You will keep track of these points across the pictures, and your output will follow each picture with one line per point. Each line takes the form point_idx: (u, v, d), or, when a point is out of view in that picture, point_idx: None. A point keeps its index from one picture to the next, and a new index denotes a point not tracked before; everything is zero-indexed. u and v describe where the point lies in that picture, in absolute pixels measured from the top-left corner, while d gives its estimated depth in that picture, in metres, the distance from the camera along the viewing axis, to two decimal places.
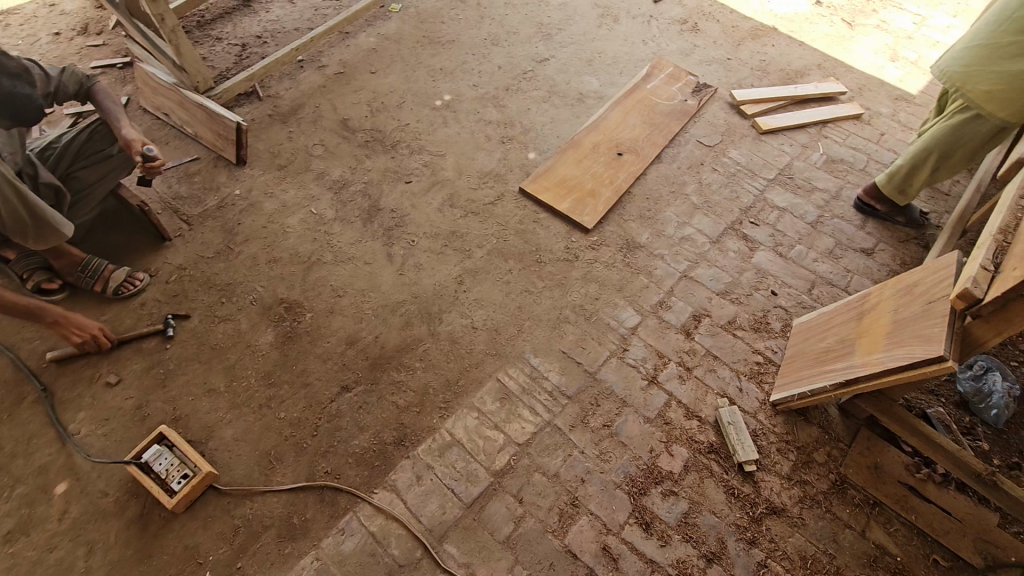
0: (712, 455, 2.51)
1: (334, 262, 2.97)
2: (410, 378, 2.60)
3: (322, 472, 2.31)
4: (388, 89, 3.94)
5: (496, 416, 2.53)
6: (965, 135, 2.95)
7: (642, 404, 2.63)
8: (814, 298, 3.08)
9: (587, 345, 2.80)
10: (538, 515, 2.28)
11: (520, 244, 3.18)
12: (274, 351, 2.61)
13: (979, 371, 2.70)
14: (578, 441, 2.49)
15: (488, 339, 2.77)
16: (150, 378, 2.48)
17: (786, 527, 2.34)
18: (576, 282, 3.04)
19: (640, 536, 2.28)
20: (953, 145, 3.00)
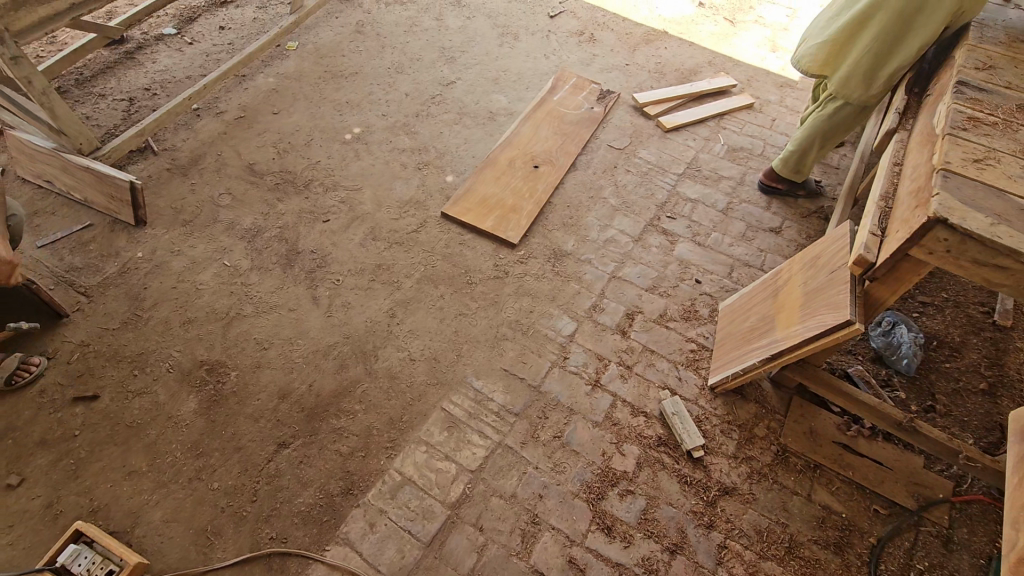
0: (662, 448, 2.56)
1: (256, 314, 2.83)
2: (351, 422, 2.50)
3: (267, 538, 2.17)
4: (293, 129, 3.84)
5: (445, 446, 2.47)
6: (841, 118, 3.21)
7: (589, 410, 2.65)
8: (735, 280, 3.24)
9: (528, 359, 2.80)
10: (500, 540, 2.24)
11: (449, 268, 3.15)
12: (199, 418, 2.44)
13: (887, 326, 2.92)
14: (531, 457, 2.47)
15: (428, 369, 2.72)
16: (58, 471, 2.26)
17: (739, 505, 2.41)
18: (509, 298, 3.04)
19: (604, 541, 2.28)
20: (832, 127, 3.26)
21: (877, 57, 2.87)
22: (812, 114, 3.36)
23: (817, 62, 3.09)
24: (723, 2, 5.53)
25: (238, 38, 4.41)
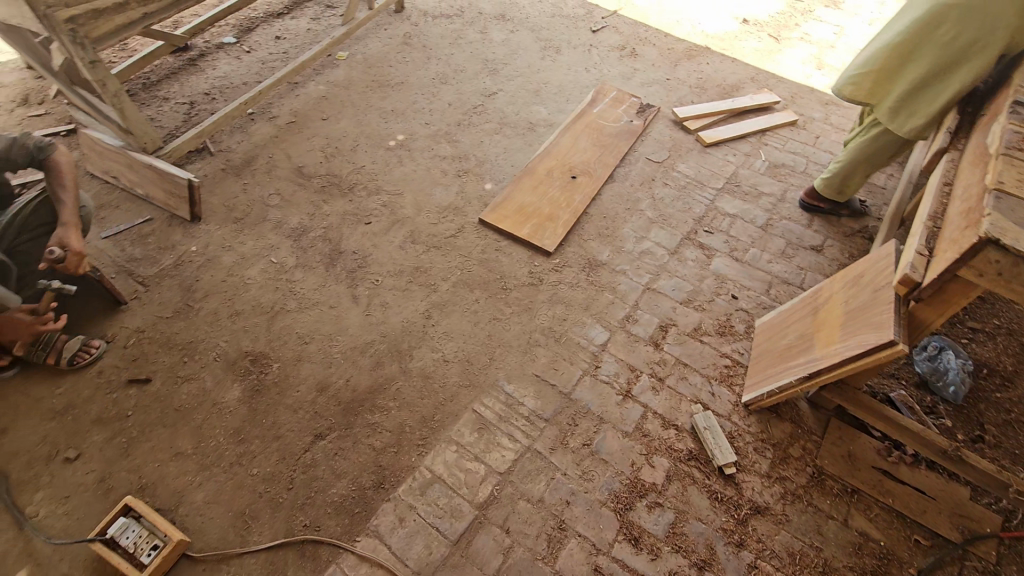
0: (692, 462, 2.53)
1: (299, 309, 2.95)
2: (385, 418, 2.57)
3: (301, 526, 2.24)
4: (340, 134, 3.99)
5: (475, 447, 2.50)
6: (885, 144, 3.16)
7: (619, 419, 2.65)
8: (773, 298, 3.19)
9: (560, 365, 2.82)
10: (526, 543, 2.25)
11: (485, 273, 3.21)
12: (242, 406, 2.55)
13: (934, 351, 2.83)
14: (560, 463, 2.48)
15: (461, 370, 2.77)
16: (112, 448, 2.39)
17: (771, 526, 2.36)
18: (543, 305, 3.08)
19: (631, 552, 2.27)
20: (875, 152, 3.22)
21: (921, 84, 2.85)
22: (856, 137, 3.32)
23: (859, 90, 3.10)
24: (768, 19, 5.50)
25: (292, 48, 4.63)
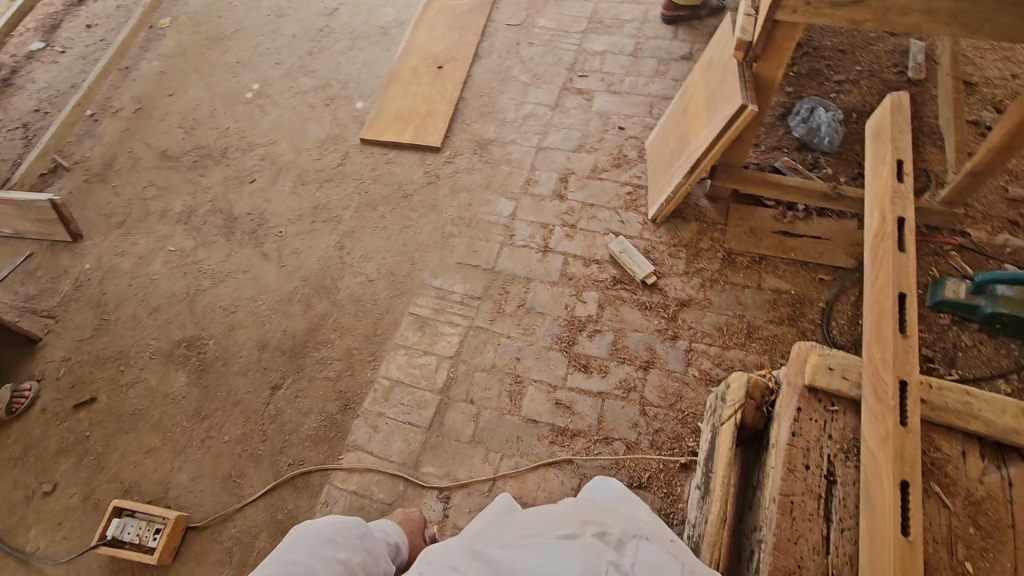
0: (619, 286, 2.71)
1: (214, 285, 2.95)
2: (332, 350, 2.68)
3: (287, 465, 2.38)
4: (193, 104, 3.76)
5: (422, 343, 2.65)
6: None
7: (544, 273, 2.79)
8: (656, 117, 3.28)
9: (478, 247, 2.92)
10: (491, 405, 2.44)
11: (383, 190, 3.22)
12: (192, 388, 2.61)
13: (806, 114, 2.97)
14: (502, 329, 2.64)
15: (388, 284, 2.86)
16: (83, 469, 2.45)
17: (698, 312, 2.59)
18: (447, 199, 3.12)
19: (583, 377, 2.47)
20: None
21: None
22: None
23: None
24: None
25: (108, 31, 4.21)
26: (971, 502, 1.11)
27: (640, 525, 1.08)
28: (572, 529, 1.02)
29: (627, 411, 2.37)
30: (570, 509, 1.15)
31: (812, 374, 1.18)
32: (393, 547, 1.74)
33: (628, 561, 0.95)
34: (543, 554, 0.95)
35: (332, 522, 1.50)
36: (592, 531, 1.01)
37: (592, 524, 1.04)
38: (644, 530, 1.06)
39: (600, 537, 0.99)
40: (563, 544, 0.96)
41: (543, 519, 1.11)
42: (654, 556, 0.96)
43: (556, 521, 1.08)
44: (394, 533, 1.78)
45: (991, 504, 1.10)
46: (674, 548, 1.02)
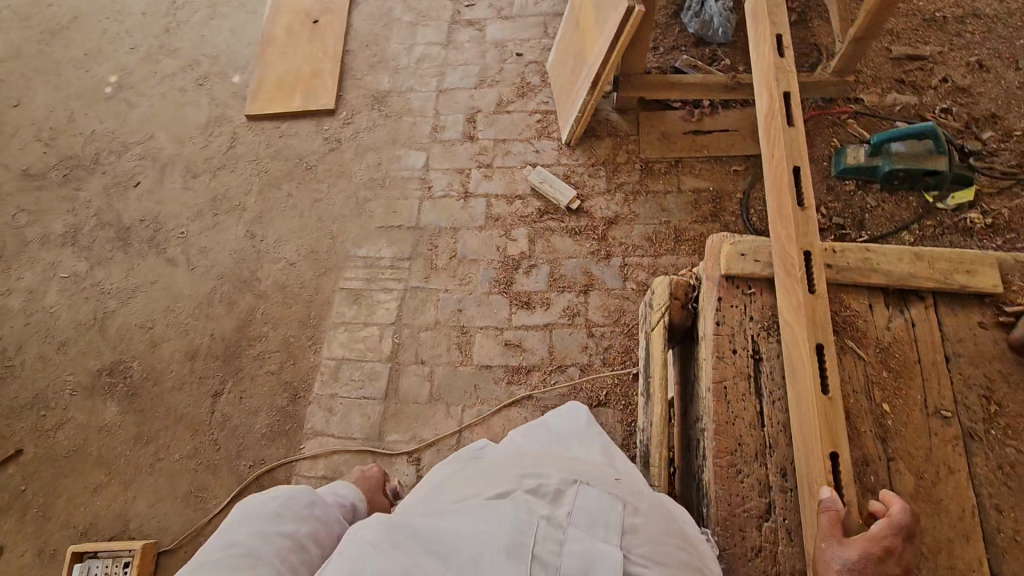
0: (546, 217, 2.67)
1: (123, 303, 2.73)
2: (267, 343, 2.56)
3: (248, 467, 2.31)
4: (46, 111, 3.33)
5: (360, 316, 2.56)
6: None
7: (470, 219, 2.72)
8: (552, 36, 3.16)
9: (397, 207, 2.80)
10: (443, 361, 2.42)
11: (283, 166, 3.00)
12: (127, 415, 2.46)
13: (698, 7, 2.92)
14: (438, 285, 2.58)
15: (311, 263, 2.72)
16: (28, 524, 2.30)
17: (626, 227, 2.60)
18: (354, 163, 2.95)
19: (528, 314, 2.48)
20: None
21: None
22: None
23: None
24: None
25: None
26: (882, 349, 1.14)
27: (583, 470, 0.94)
28: (505, 486, 0.86)
29: (575, 337, 2.40)
30: (509, 458, 0.99)
31: (727, 264, 1.20)
32: (352, 510, 1.38)
33: (564, 513, 0.82)
34: (469, 519, 0.78)
35: (268, 497, 1.15)
36: (526, 486, 0.86)
37: (527, 475, 0.89)
38: (587, 475, 0.92)
39: (535, 491, 0.85)
40: (491, 505, 0.80)
41: (477, 474, 0.94)
42: (592, 503, 0.84)
43: (491, 476, 0.92)
44: (351, 494, 1.42)
45: (898, 348, 1.14)
46: (618, 492, 0.90)
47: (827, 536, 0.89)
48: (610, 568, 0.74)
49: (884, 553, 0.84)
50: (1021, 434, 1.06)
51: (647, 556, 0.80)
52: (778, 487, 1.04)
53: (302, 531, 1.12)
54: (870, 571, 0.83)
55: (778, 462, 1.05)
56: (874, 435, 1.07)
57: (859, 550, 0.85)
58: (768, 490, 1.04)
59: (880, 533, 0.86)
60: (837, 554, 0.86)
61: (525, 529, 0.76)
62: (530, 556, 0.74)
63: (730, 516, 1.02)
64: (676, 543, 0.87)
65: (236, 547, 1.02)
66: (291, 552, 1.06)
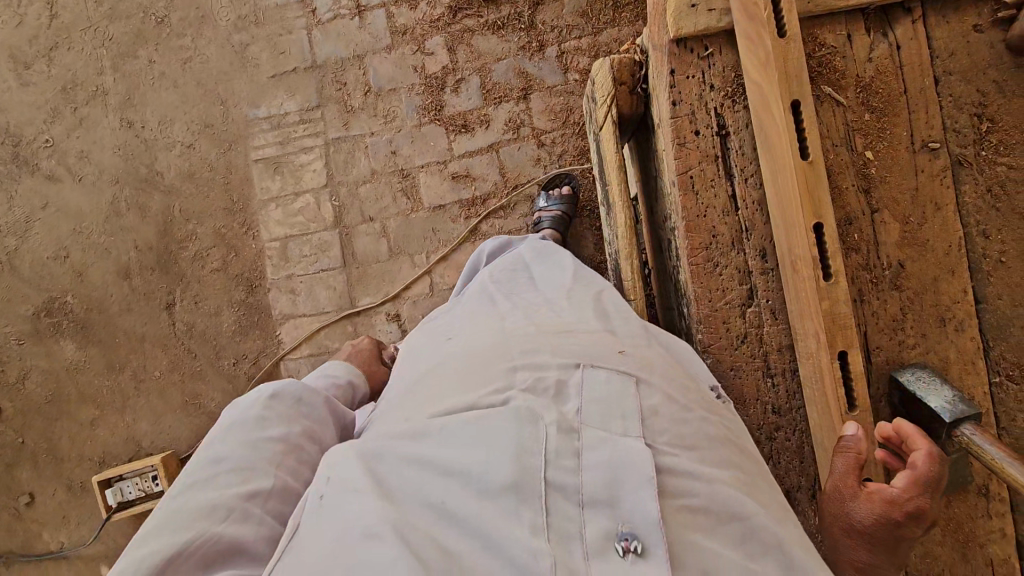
0: (460, 14, 2.22)
1: (24, 238, 2.43)
2: (199, 241, 2.33)
3: (232, 365, 2.28)
4: None
5: (288, 187, 2.29)
6: None
7: (373, 40, 2.26)
8: None
9: (282, 46, 2.31)
10: (392, 213, 2.23)
11: (127, 28, 2.40)
12: (88, 349, 2.37)
13: None
14: (361, 129, 2.26)
15: (210, 140, 2.34)
16: (46, 467, 2.36)
17: (555, 4, 2.18)
18: (211, 0, 2.36)
19: (468, 138, 2.21)
20: None
21: None
22: None
23: None
24: None
25: None
26: (863, 88, 0.98)
27: (578, 347, 0.82)
28: (495, 388, 0.73)
29: (526, 151, 2.18)
30: (492, 342, 0.85)
31: (676, 23, 0.96)
32: (351, 388, 1.24)
33: (573, 411, 0.70)
34: (463, 444, 0.66)
35: (252, 399, 0.94)
36: (521, 384, 0.73)
37: (520, 369, 0.76)
38: (586, 353, 0.80)
39: (533, 390, 0.72)
40: (484, 418, 0.68)
41: (458, 369, 0.80)
42: (600, 393, 0.73)
43: (475, 372, 0.79)
44: (346, 373, 1.27)
45: (882, 81, 0.98)
46: (626, 367, 0.79)
47: (838, 489, 0.78)
48: (639, 473, 0.63)
49: (903, 519, 0.71)
50: (1014, 147, 0.96)
51: (675, 444, 0.69)
52: (758, 271, 0.95)
53: (296, 431, 0.92)
54: (883, 535, 0.73)
55: (756, 244, 0.96)
56: (857, 190, 0.97)
57: (874, 515, 0.73)
58: (749, 276, 0.96)
59: (901, 499, 0.72)
60: (849, 510, 0.76)
61: (534, 447, 0.64)
62: (544, 481, 0.62)
63: (711, 312, 0.97)
64: (700, 414, 0.77)
65: (224, 461, 0.84)
66: (289, 455, 0.88)
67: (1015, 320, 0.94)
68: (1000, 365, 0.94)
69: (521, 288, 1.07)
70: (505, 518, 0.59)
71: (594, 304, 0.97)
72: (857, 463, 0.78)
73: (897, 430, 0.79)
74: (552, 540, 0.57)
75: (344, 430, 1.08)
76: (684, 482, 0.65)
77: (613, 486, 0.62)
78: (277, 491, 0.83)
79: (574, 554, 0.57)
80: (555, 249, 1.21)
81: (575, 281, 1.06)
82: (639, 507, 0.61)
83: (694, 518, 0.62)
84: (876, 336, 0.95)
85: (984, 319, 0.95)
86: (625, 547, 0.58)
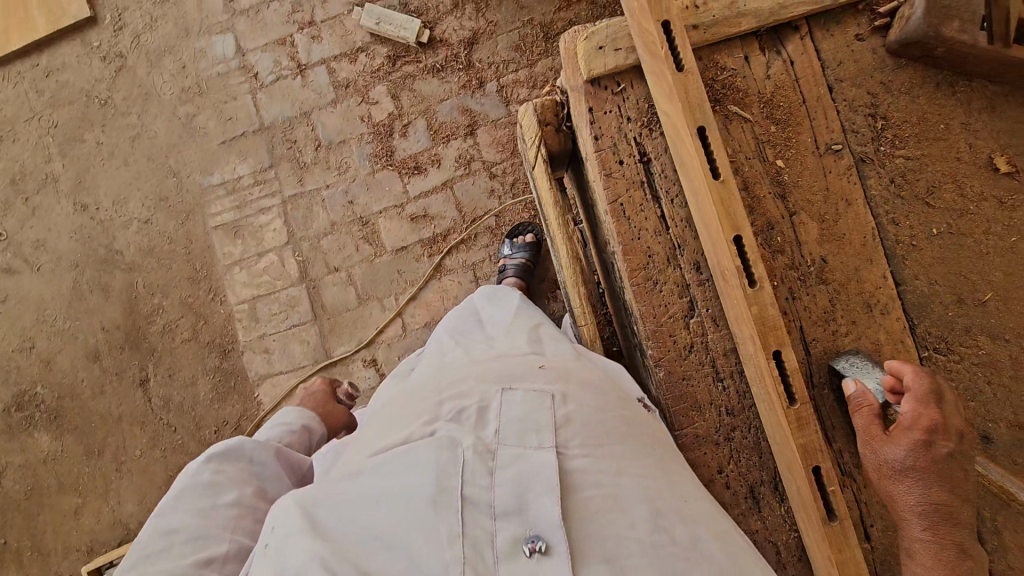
0: (399, 62, 2.30)
1: None
2: (167, 313, 2.32)
3: (214, 432, 2.26)
4: None
5: (250, 248, 2.31)
6: None
7: (317, 96, 2.32)
8: None
9: (229, 112, 2.36)
10: (356, 260, 2.27)
11: (71, 113, 2.42)
12: (64, 437, 2.33)
13: None
14: (316, 183, 2.30)
15: (167, 213, 2.36)
16: (32, 565, 2.29)
17: (489, 42, 2.27)
18: (153, 77, 2.40)
19: (422, 179, 2.27)
20: None
21: None
22: None
23: None
24: None
25: None
26: (766, 103, 1.06)
27: (502, 370, 0.87)
28: (421, 420, 0.77)
29: (479, 184, 2.24)
30: (429, 379, 0.90)
31: (588, 66, 1.04)
32: (306, 433, 1.30)
33: (492, 432, 0.74)
34: (388, 474, 0.70)
35: (200, 465, 0.99)
36: (447, 413, 0.77)
37: (445, 399, 0.80)
38: (509, 375, 0.85)
39: (457, 417, 0.76)
40: (408, 448, 0.72)
41: (396, 409, 0.85)
42: (519, 410, 0.77)
43: (407, 410, 0.83)
44: (300, 417, 1.33)
45: (781, 96, 1.06)
46: (545, 385, 0.83)
47: (870, 441, 0.90)
48: (545, 484, 0.69)
49: (926, 434, 0.84)
50: (907, 141, 1.04)
51: (587, 445, 0.75)
52: (694, 283, 1.02)
53: (248, 493, 0.98)
54: (923, 463, 0.84)
55: (689, 258, 1.02)
56: (773, 197, 1.04)
57: (905, 444, 0.85)
58: (687, 289, 1.02)
59: (916, 419, 0.85)
60: (887, 455, 0.87)
61: (451, 470, 0.69)
62: (460, 497, 0.67)
63: (657, 327, 1.02)
64: (615, 415, 0.83)
65: (180, 532, 0.90)
66: (245, 518, 0.95)
67: (934, 297, 1.02)
68: (927, 340, 1.02)
69: (469, 328, 1.12)
70: (423, 535, 0.64)
71: (528, 335, 1.05)
72: (873, 412, 0.91)
73: (887, 371, 0.93)
74: (467, 548, 0.63)
75: (301, 480, 1.14)
76: (591, 482, 0.71)
77: (523, 495, 0.68)
78: (234, 553, 0.90)
79: (486, 558, 0.63)
80: (507, 292, 1.26)
81: (516, 317, 1.13)
82: (544, 512, 0.67)
83: (598, 512, 0.68)
84: (811, 329, 1.02)
85: (905, 301, 1.03)
86: (532, 548, 0.65)
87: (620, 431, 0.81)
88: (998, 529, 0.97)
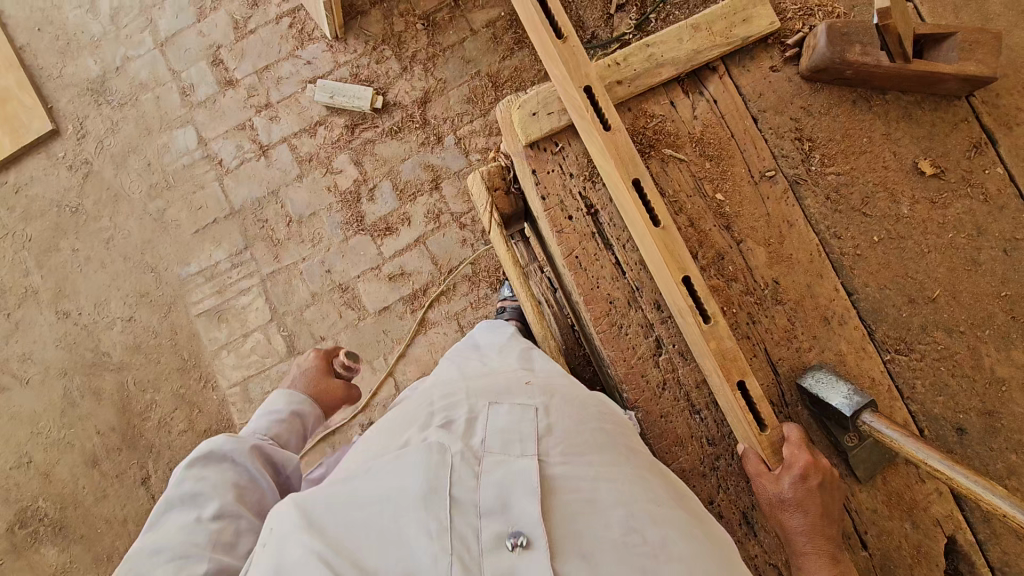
0: (358, 130, 2.37)
1: None
2: (161, 407, 2.33)
3: None
4: None
5: (235, 330, 2.34)
6: None
7: (282, 173, 2.38)
8: None
9: (198, 201, 2.41)
10: (340, 326, 2.30)
11: (44, 224, 2.47)
12: (71, 549, 2.30)
13: None
14: (292, 257, 2.34)
15: (150, 307, 2.38)
16: None
17: (441, 99, 2.34)
18: (121, 177, 2.46)
19: (394, 239, 2.32)
20: None
21: None
22: None
23: None
24: None
25: None
26: (697, 142, 1.12)
27: (491, 383, 0.89)
28: (413, 429, 0.79)
29: (450, 236, 2.30)
30: (421, 394, 0.92)
31: (525, 133, 1.09)
32: (296, 419, 1.24)
33: (479, 439, 0.76)
34: (381, 474, 0.71)
35: (181, 474, 0.93)
36: (437, 421, 0.78)
37: (437, 409, 0.82)
38: (496, 388, 0.87)
39: (446, 425, 0.78)
40: (402, 452, 0.73)
41: (389, 421, 0.86)
42: (505, 420, 0.79)
43: (401, 420, 0.84)
44: (290, 402, 1.26)
45: (711, 133, 1.12)
46: (531, 396, 0.85)
47: (761, 484, 0.95)
48: (527, 485, 0.71)
49: (802, 471, 0.91)
50: (836, 157, 1.10)
51: (568, 451, 0.77)
52: (657, 322, 1.06)
53: (230, 501, 0.91)
54: (808, 497, 0.90)
55: (649, 299, 1.06)
56: (719, 228, 1.09)
57: (787, 481, 0.92)
58: (651, 328, 1.06)
59: (794, 458, 0.93)
60: (777, 494, 0.93)
61: (440, 472, 0.70)
62: (449, 498, 0.68)
63: (629, 370, 1.06)
64: (596, 423, 0.85)
65: (164, 550, 0.84)
66: (228, 529, 0.88)
67: (886, 303, 1.06)
68: (887, 344, 1.06)
69: (464, 351, 1.14)
70: (413, 534, 0.65)
71: (520, 354, 1.07)
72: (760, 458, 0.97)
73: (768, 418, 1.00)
74: (452, 543, 0.64)
75: (285, 478, 1.11)
76: (570, 484, 0.73)
77: (505, 498, 0.70)
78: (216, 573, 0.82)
79: (470, 554, 0.65)
80: (505, 324, 1.27)
81: (509, 339, 1.15)
82: (525, 511, 0.69)
83: (574, 511, 0.71)
84: (776, 350, 1.06)
85: (861, 309, 1.07)
86: (513, 543, 0.66)
87: (601, 438, 0.83)
88: (988, 517, 1.00)
